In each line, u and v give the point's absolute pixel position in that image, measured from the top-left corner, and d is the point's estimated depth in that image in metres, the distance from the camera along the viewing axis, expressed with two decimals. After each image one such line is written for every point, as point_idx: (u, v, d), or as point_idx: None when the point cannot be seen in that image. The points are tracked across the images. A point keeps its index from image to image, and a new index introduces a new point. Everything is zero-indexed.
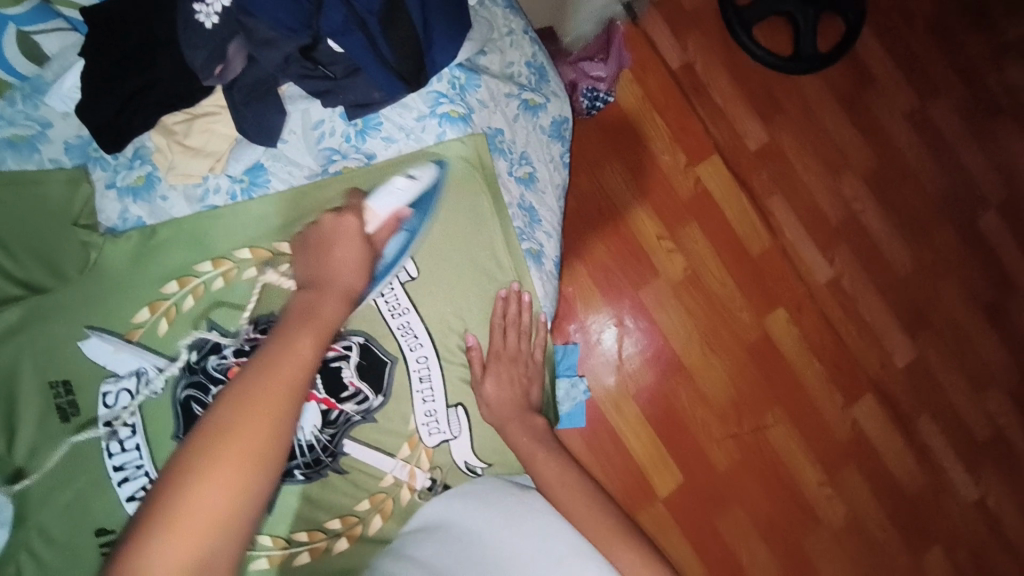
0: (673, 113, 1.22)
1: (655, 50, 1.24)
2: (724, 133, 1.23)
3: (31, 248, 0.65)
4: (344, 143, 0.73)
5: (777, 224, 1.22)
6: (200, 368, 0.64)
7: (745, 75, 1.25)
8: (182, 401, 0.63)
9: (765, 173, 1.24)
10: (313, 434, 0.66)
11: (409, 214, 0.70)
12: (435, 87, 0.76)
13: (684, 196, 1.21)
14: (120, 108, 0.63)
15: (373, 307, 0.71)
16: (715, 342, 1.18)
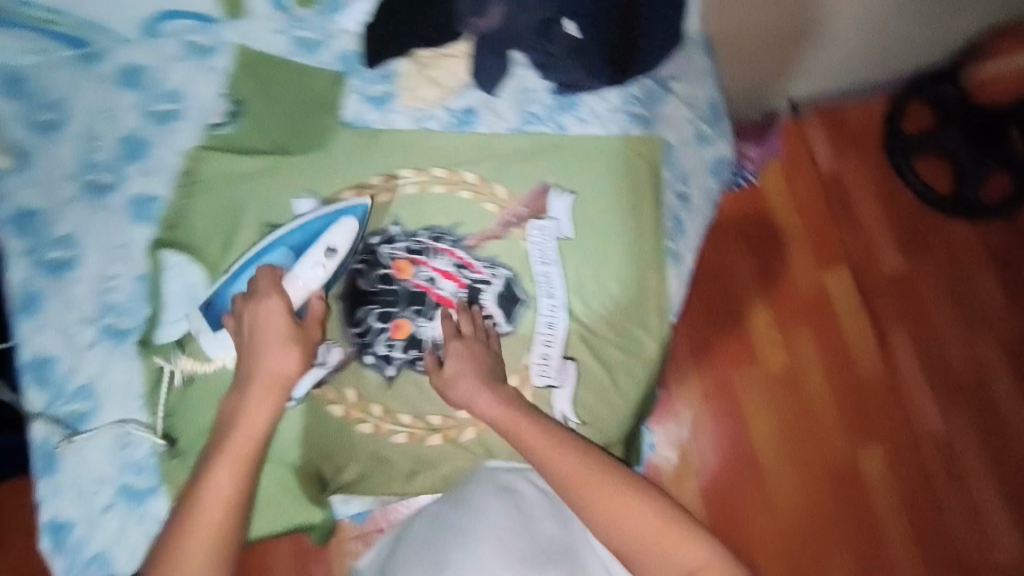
0: (815, 215, 1.24)
1: (811, 151, 1.27)
2: (860, 251, 1.23)
3: (287, 121, 0.81)
4: (544, 112, 0.83)
5: (893, 357, 1.19)
6: (375, 251, 0.78)
7: (895, 202, 1.26)
8: (351, 271, 0.77)
9: (893, 302, 1.22)
10: (444, 336, 0.76)
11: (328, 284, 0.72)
12: (631, 90, 0.84)
13: (805, 295, 1.21)
14: (388, 33, 0.78)
15: (526, 250, 0.79)
16: (794, 451, 1.14)
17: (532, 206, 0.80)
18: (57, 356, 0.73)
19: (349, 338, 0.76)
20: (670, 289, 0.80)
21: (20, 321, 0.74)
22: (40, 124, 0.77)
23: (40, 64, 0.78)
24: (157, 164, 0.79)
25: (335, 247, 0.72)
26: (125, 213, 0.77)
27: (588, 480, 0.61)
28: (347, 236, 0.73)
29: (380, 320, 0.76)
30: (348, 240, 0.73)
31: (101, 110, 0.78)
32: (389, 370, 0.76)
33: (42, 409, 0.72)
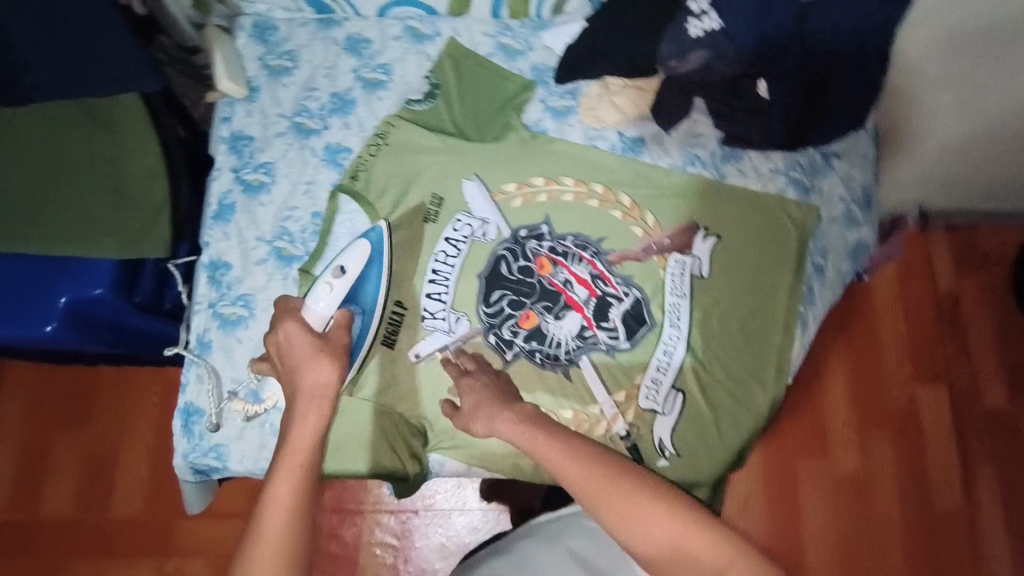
0: (924, 334, 1.29)
1: (930, 267, 1.32)
2: (964, 380, 1.26)
3: (472, 112, 0.89)
4: (709, 157, 0.87)
5: (975, 493, 1.21)
6: (522, 243, 0.83)
7: (1011, 339, 1.28)
8: (497, 255, 0.83)
9: (987, 440, 1.23)
10: (565, 337, 0.80)
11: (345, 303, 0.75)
12: (798, 157, 0.87)
13: (894, 408, 1.25)
14: (586, 58, 0.86)
15: (662, 278, 0.82)
16: (848, 558, 1.18)
17: (677, 238, 0.84)
18: (231, 264, 0.81)
19: (478, 315, 0.81)
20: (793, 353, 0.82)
21: (211, 225, 0.82)
22: (273, 67, 0.89)
23: (288, 20, 0.91)
24: (357, 121, 0.88)
25: (344, 268, 0.76)
26: (321, 156, 0.86)
27: (606, 495, 0.64)
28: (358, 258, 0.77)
29: (510, 307, 0.81)
30: (360, 261, 0.77)
31: (325, 67, 0.90)
32: (508, 355, 0.80)
33: (207, 307, 0.79)
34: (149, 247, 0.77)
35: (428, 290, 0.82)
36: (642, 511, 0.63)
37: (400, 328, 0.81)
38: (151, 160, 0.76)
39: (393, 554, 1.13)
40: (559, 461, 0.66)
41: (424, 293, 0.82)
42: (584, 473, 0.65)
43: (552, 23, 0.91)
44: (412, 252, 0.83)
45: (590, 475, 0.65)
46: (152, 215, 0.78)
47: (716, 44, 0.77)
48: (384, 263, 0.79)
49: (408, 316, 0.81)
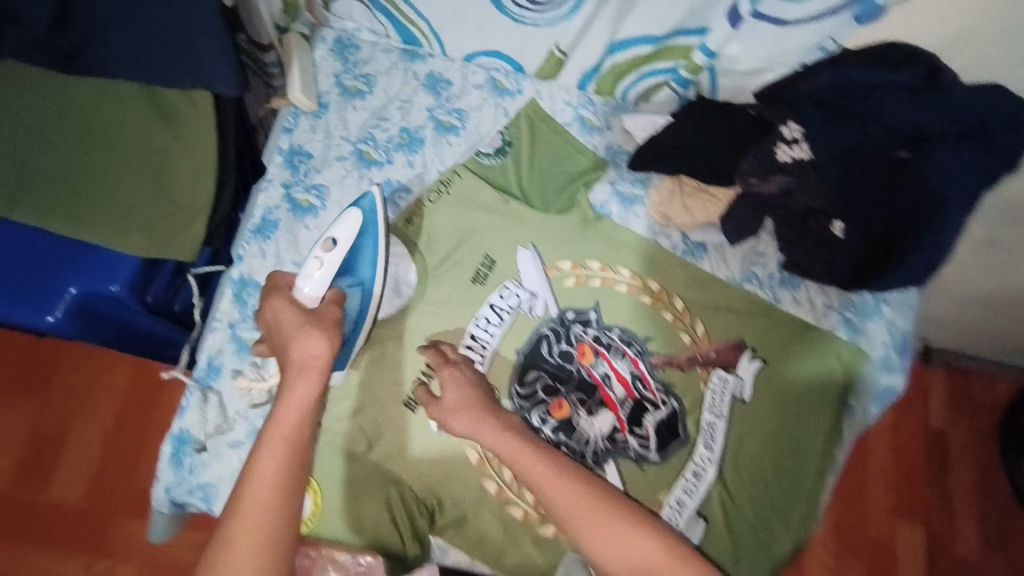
0: (909, 469, 1.25)
1: (924, 404, 1.29)
2: (941, 525, 1.22)
3: (540, 179, 0.86)
4: (767, 279, 0.85)
5: None
6: (567, 326, 0.80)
7: (993, 489, 1.24)
8: (539, 334, 0.79)
9: None
10: (595, 435, 0.76)
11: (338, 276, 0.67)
12: (853, 298, 0.86)
13: (869, 543, 1.20)
14: (665, 153, 0.84)
15: (702, 393, 0.79)
16: None
17: (723, 355, 0.81)
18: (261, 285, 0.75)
19: (509, 393, 0.77)
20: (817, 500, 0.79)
21: (249, 238, 0.77)
22: (347, 88, 0.86)
23: (372, 42, 0.88)
24: (422, 162, 0.84)
25: (336, 240, 0.67)
26: (378, 192, 0.82)
27: (599, 525, 0.62)
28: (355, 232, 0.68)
29: (543, 392, 0.77)
30: (354, 232, 0.68)
31: (400, 99, 0.87)
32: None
33: (225, 326, 0.74)
34: (174, 251, 0.71)
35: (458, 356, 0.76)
36: (620, 542, 0.61)
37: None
38: (203, 162, 0.71)
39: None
40: (544, 475, 0.64)
41: None
42: (565, 501, 0.63)
43: (637, 109, 0.89)
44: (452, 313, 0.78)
45: (572, 499, 0.63)
46: (189, 217, 0.72)
47: (804, 175, 0.76)
48: (380, 231, 0.70)
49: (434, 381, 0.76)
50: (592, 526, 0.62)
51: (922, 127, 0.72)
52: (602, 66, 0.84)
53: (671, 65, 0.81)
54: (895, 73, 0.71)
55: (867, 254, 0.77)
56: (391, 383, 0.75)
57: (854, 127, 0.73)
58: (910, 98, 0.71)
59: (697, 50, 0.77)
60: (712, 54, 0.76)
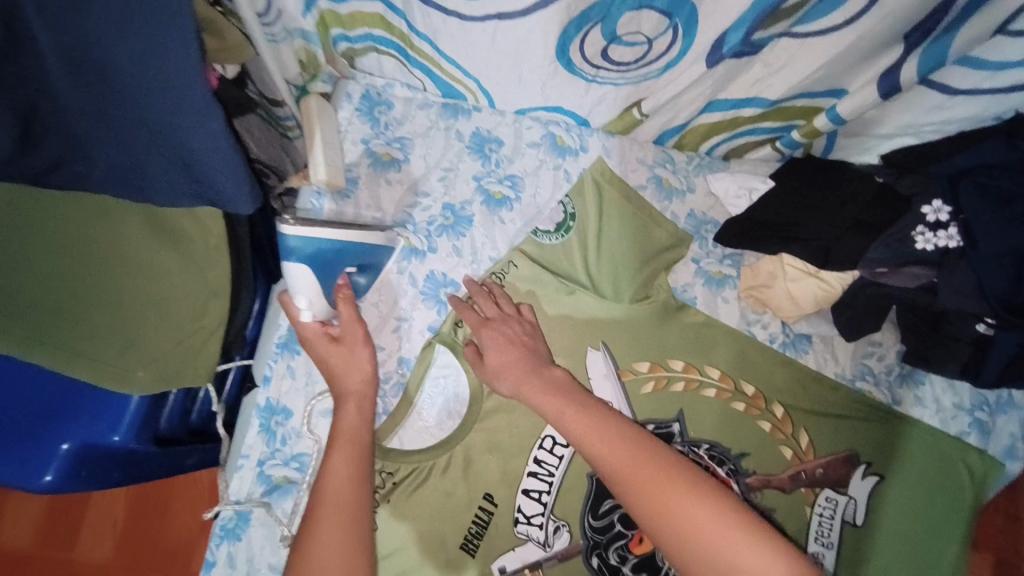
0: None
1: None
2: None
3: (611, 256, 0.72)
4: (884, 375, 0.72)
5: None
6: None
7: None
8: None
9: None
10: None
11: (335, 281, 0.61)
12: (985, 392, 0.73)
13: None
14: (766, 228, 0.69)
15: (807, 518, 0.68)
16: None
17: (830, 471, 0.69)
18: (291, 411, 0.65)
19: (583, 529, 0.65)
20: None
21: (275, 355, 0.66)
22: (379, 157, 0.72)
23: (406, 98, 0.74)
24: (470, 247, 0.71)
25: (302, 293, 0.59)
26: (420, 288, 0.70)
27: (642, 484, 0.52)
28: (308, 273, 0.58)
29: (622, 524, 0.65)
30: (306, 275, 0.58)
31: (442, 167, 0.73)
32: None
33: (253, 462, 0.64)
34: (191, 380, 0.62)
35: (525, 485, 0.66)
36: (669, 498, 0.50)
37: (484, 531, 0.64)
38: (214, 282, 0.60)
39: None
40: (585, 432, 0.56)
41: (520, 489, 0.65)
42: (609, 453, 0.54)
43: (726, 168, 0.75)
44: (515, 430, 0.67)
45: (615, 456, 0.53)
46: (201, 340, 0.62)
47: (950, 268, 0.62)
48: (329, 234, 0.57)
49: (494, 519, 0.64)
50: (635, 478, 0.52)
51: None
52: (688, 125, 0.70)
53: (778, 125, 0.66)
54: None
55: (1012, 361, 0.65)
56: (447, 524, 0.64)
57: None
58: None
59: (822, 114, 0.62)
60: (840, 121, 0.62)
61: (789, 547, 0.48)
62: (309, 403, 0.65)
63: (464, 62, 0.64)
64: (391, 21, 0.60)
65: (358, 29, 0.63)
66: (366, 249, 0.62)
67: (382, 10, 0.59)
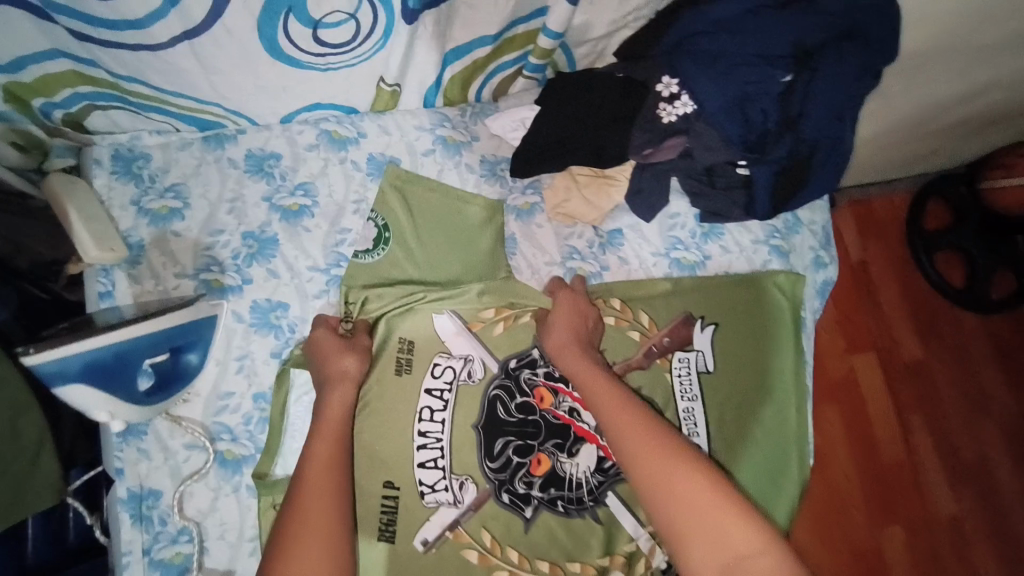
0: (853, 299, 1.30)
1: (842, 240, 1.33)
2: (888, 341, 1.28)
3: (428, 229, 0.73)
4: (689, 238, 0.81)
5: (914, 442, 1.24)
6: (513, 376, 0.71)
7: (914, 289, 1.32)
8: (490, 398, 0.70)
9: (910, 385, 1.27)
10: (585, 474, 0.70)
11: (135, 383, 0.59)
12: (774, 222, 0.84)
13: (835, 375, 1.27)
14: (550, 149, 0.74)
15: (669, 382, 0.76)
16: (823, 540, 1.18)
17: (676, 336, 0.77)
18: (160, 490, 0.63)
19: (485, 475, 0.69)
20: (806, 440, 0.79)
21: (120, 444, 0.63)
22: (155, 212, 0.69)
23: (161, 144, 0.70)
24: (284, 266, 0.71)
25: (96, 410, 0.57)
26: (249, 321, 0.68)
27: (645, 446, 0.61)
28: (89, 390, 0.56)
29: (517, 456, 0.69)
30: (91, 394, 0.56)
31: (227, 200, 0.71)
32: (527, 512, 0.69)
33: (140, 554, 0.62)
34: (36, 502, 0.58)
35: (418, 460, 0.68)
36: (672, 475, 0.58)
37: (396, 516, 0.66)
38: (16, 396, 0.56)
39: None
40: (606, 400, 0.64)
41: (416, 465, 0.68)
42: (635, 435, 0.61)
43: (498, 107, 0.78)
44: (393, 420, 0.68)
45: (626, 424, 0.63)
46: (30, 459, 0.58)
47: (695, 130, 0.70)
48: (92, 343, 0.54)
49: (399, 501, 0.67)
50: (640, 447, 0.61)
51: (800, 45, 0.66)
52: (442, 80, 0.72)
53: (517, 55, 0.72)
54: None
55: (774, 189, 0.74)
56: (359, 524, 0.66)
57: (736, 68, 0.66)
58: (775, 22, 0.65)
59: (541, 34, 0.67)
60: (558, 36, 0.66)
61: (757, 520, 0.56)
62: (178, 483, 0.63)
63: (192, 92, 0.62)
64: (88, 74, 0.57)
65: (60, 92, 0.59)
66: (159, 338, 0.59)
67: (71, 65, 0.56)
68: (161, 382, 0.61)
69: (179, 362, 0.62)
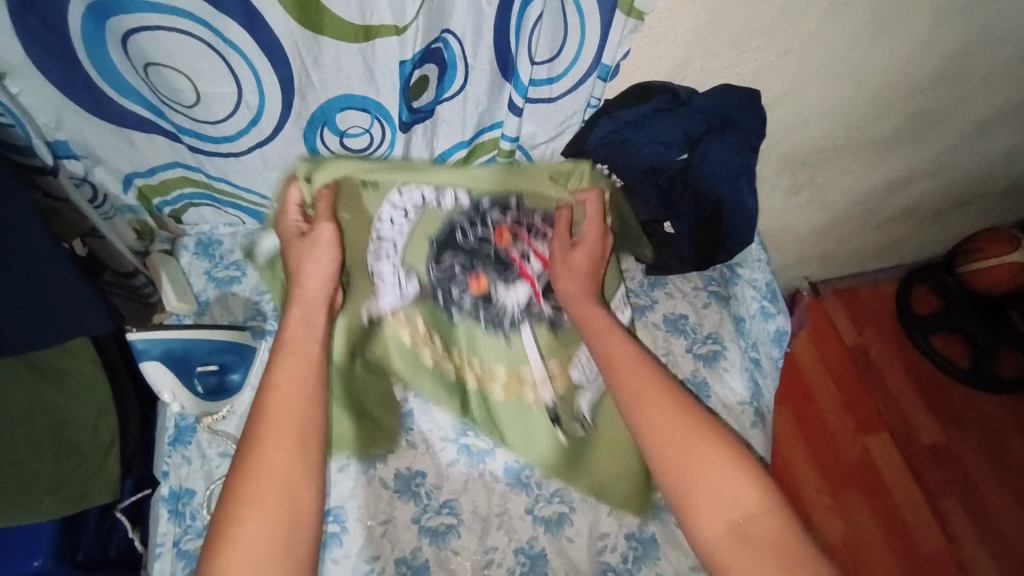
0: (844, 377, 1.61)
1: (835, 329, 1.69)
2: (898, 425, 1.56)
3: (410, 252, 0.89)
4: (639, 287, 0.99)
5: (953, 530, 1.44)
6: (483, 215, 0.87)
7: (938, 386, 1.63)
8: (449, 228, 0.86)
9: (940, 470, 1.51)
10: (514, 308, 0.86)
11: (193, 376, 0.77)
12: (711, 273, 1.02)
13: (850, 459, 1.50)
14: None
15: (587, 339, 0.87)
16: None
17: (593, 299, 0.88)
18: (194, 490, 0.76)
19: (427, 273, 0.85)
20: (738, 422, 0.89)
21: (170, 450, 0.78)
22: (221, 279, 0.92)
23: (231, 233, 0.96)
24: None
25: (162, 387, 0.76)
26: None
27: (656, 406, 0.69)
28: (160, 367, 0.75)
29: (461, 267, 0.86)
30: (163, 373, 0.75)
31: None
32: (454, 314, 0.86)
33: (171, 545, 0.73)
34: (95, 496, 0.72)
35: (375, 268, 0.84)
36: (683, 437, 0.66)
37: (347, 296, 0.83)
38: (99, 398, 0.73)
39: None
40: (619, 359, 0.74)
41: (371, 263, 0.84)
42: (645, 392, 0.70)
43: None
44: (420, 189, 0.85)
45: (641, 384, 0.71)
46: (100, 458, 0.73)
47: (624, 198, 0.95)
48: (171, 333, 0.76)
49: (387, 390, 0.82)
50: (649, 406, 0.69)
51: (689, 133, 0.90)
52: None
53: (486, 158, 0.96)
54: (652, 101, 0.89)
55: (694, 242, 0.96)
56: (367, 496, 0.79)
57: (640, 153, 0.91)
58: (667, 117, 0.89)
59: (501, 140, 0.92)
60: (512, 139, 0.91)
61: (762, 480, 0.63)
62: (209, 482, 0.76)
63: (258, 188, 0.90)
64: (193, 178, 0.86)
65: (171, 192, 0.88)
66: (213, 347, 0.78)
67: (182, 172, 0.85)
68: (215, 390, 0.79)
69: (224, 378, 0.80)
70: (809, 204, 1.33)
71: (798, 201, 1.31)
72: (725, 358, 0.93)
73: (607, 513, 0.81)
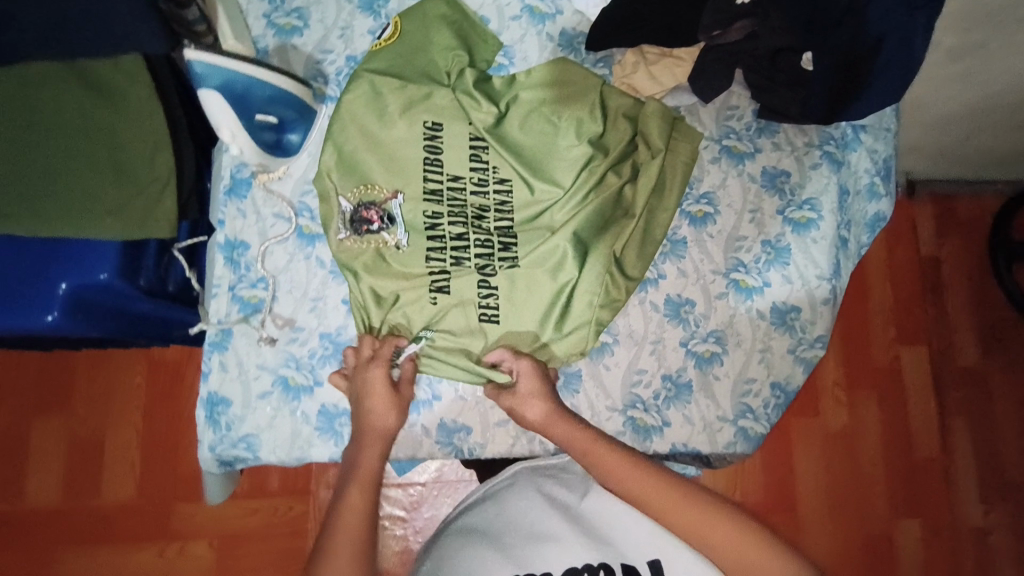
0: (906, 285, 1.50)
1: (914, 234, 1.53)
2: (942, 340, 1.49)
3: (525, 158, 0.81)
4: (743, 130, 0.85)
5: (952, 446, 1.45)
6: None
7: (1000, 316, 1.51)
8: None
9: (964, 392, 1.48)
10: None
11: (252, 119, 0.71)
12: (830, 130, 0.86)
13: (880, 364, 1.46)
14: (627, 16, 0.81)
15: (659, 240, 0.81)
16: (832, 507, 1.40)
17: (700, 260, 0.82)
18: (249, 243, 0.77)
19: None
20: (808, 287, 0.82)
21: (225, 200, 0.78)
22: (280, 26, 0.82)
23: None
24: None
25: (219, 122, 0.69)
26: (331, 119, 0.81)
27: (682, 509, 0.67)
28: (220, 101, 0.68)
29: None
30: (224, 108, 0.68)
31: (340, 26, 0.83)
32: None
33: (226, 289, 0.77)
34: (154, 229, 0.70)
35: None
36: (715, 527, 0.65)
37: None
38: (155, 130, 0.70)
39: (403, 525, 1.08)
40: (636, 475, 0.69)
41: None
42: (670, 505, 0.67)
43: None
44: (550, 89, 0.82)
45: (662, 495, 0.67)
46: (157, 191, 0.71)
47: (763, 13, 0.77)
48: (237, 65, 0.67)
49: (452, 255, 0.77)
50: (676, 512, 0.67)
51: None
52: None
53: None
54: None
55: (829, 90, 0.78)
56: (414, 289, 0.76)
57: None
58: None
59: None
60: None
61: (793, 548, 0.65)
62: (261, 235, 0.77)
63: None
64: None
65: None
66: (275, 95, 0.72)
67: None
68: (274, 146, 0.75)
69: (283, 137, 0.76)
70: (962, 81, 1.09)
71: (950, 73, 1.07)
72: (817, 229, 0.83)
73: (649, 352, 0.80)
